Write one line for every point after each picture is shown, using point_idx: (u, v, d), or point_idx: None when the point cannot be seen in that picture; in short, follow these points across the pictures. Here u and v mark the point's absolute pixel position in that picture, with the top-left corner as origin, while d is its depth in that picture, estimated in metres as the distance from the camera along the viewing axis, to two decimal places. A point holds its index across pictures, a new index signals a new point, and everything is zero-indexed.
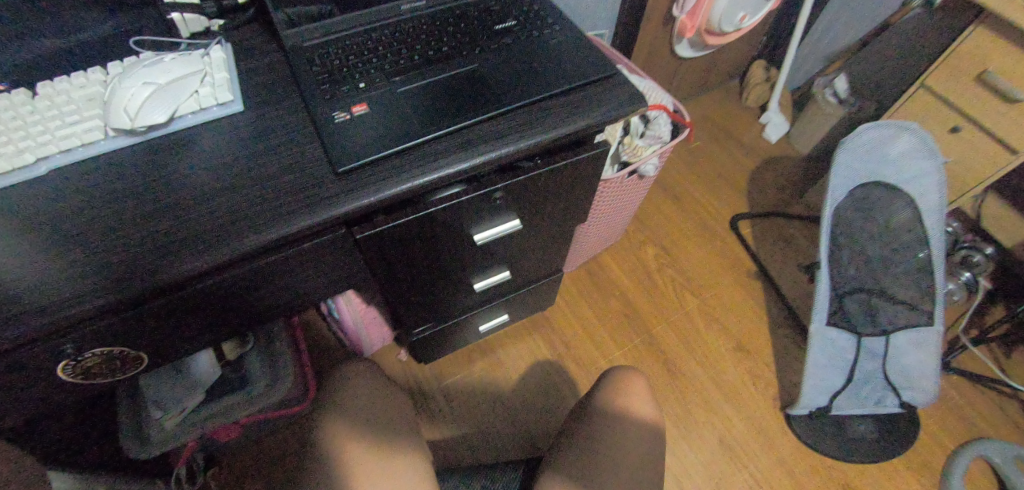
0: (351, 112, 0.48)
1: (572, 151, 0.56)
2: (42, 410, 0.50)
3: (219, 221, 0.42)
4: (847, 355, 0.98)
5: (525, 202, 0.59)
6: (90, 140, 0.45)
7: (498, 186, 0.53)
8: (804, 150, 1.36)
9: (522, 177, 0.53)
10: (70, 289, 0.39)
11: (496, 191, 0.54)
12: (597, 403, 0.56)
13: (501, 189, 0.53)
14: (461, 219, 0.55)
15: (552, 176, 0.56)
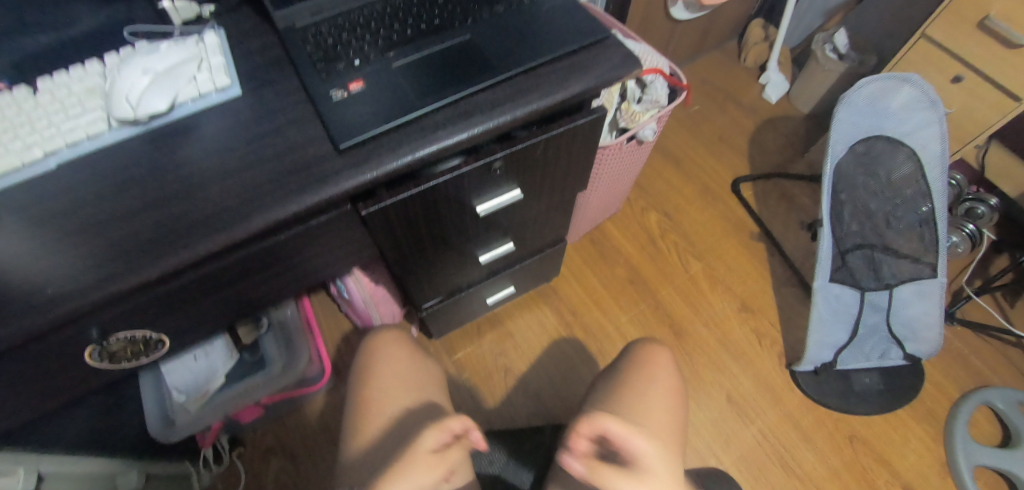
0: (348, 89, 0.48)
1: (570, 117, 0.56)
2: (74, 394, 0.52)
3: (228, 203, 0.43)
4: (852, 310, 0.99)
5: (525, 170, 0.59)
6: (95, 131, 0.46)
7: (497, 155, 0.53)
8: (805, 109, 1.35)
9: (521, 145, 0.53)
10: (92, 274, 0.41)
11: (496, 161, 0.54)
12: (623, 366, 0.70)
13: (501, 158, 0.54)
14: (464, 190, 0.56)
15: (550, 143, 0.56)
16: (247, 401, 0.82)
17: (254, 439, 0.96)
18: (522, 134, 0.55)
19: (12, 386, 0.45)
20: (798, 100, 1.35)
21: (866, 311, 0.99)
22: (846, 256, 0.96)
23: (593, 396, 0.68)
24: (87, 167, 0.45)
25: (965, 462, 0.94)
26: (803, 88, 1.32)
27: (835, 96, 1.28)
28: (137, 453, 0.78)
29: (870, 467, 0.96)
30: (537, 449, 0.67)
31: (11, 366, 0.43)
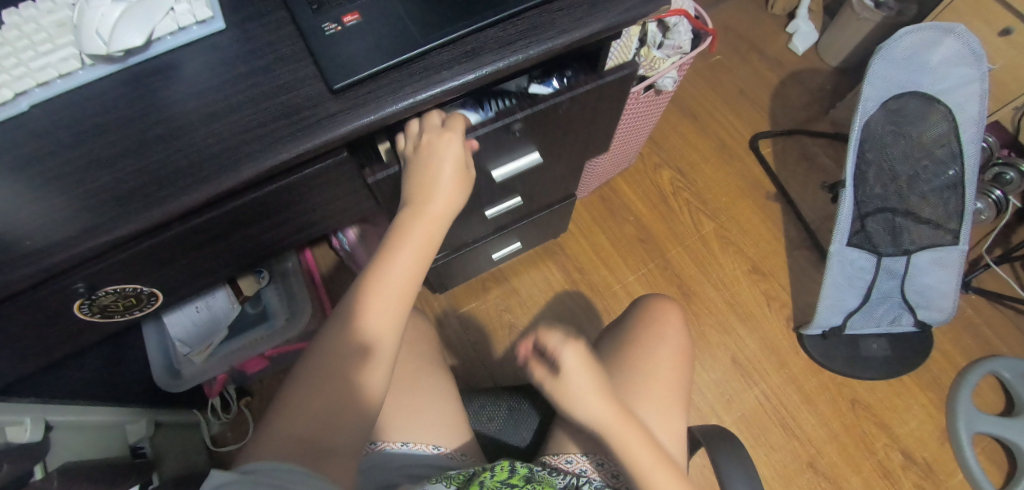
0: (342, 22, 0.44)
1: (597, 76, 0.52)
2: (70, 346, 0.51)
3: (215, 149, 0.40)
4: (867, 275, 0.96)
5: (545, 133, 0.56)
6: (68, 70, 0.41)
7: (510, 119, 0.50)
8: (833, 62, 1.26)
9: (542, 106, 0.50)
10: (74, 226, 0.38)
11: (516, 123, 0.51)
12: (633, 320, 0.67)
13: (521, 119, 0.50)
14: (480, 153, 0.53)
15: (575, 103, 0.53)
16: (251, 352, 0.82)
17: (260, 388, 0.97)
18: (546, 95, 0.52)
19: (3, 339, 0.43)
20: (827, 52, 1.26)
21: (881, 276, 0.96)
22: (865, 220, 0.93)
23: (600, 351, 0.66)
24: (62, 109, 0.41)
25: (964, 430, 0.94)
26: (834, 39, 1.23)
27: (867, 48, 1.20)
28: (144, 401, 0.79)
29: (870, 432, 0.97)
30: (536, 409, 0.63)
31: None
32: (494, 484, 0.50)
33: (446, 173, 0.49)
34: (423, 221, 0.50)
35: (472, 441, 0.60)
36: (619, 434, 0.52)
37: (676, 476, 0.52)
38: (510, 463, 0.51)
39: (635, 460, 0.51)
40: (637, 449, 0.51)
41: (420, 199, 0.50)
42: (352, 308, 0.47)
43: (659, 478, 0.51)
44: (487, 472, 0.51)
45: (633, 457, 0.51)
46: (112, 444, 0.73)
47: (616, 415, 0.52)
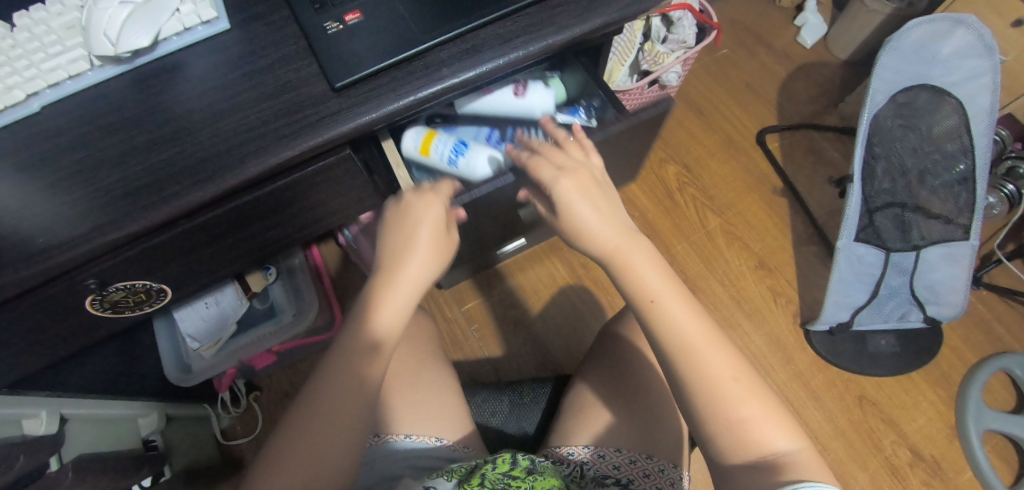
0: (344, 21, 0.44)
1: (613, 118, 0.59)
2: (82, 342, 0.52)
3: (220, 148, 0.41)
4: (874, 271, 0.95)
5: None
6: (77, 71, 0.42)
7: (496, 185, 0.57)
8: (842, 55, 1.25)
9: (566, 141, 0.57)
10: (84, 225, 0.39)
11: None
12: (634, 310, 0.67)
13: None
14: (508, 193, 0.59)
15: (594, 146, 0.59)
16: (260, 347, 0.83)
17: (270, 383, 0.98)
18: None
19: (17, 334, 0.44)
20: (836, 45, 1.24)
21: (889, 271, 0.95)
22: (873, 215, 0.92)
23: (608, 342, 0.64)
24: (72, 110, 0.42)
25: (974, 427, 0.94)
26: (843, 31, 1.21)
27: (876, 41, 1.18)
28: (157, 395, 0.80)
29: (877, 428, 0.96)
30: (539, 401, 0.64)
31: (13, 317, 0.42)
32: (495, 477, 0.48)
33: (425, 230, 0.51)
34: (408, 267, 0.51)
35: (473, 433, 0.60)
36: (616, 250, 0.49)
37: (688, 305, 0.47)
38: (511, 456, 0.50)
39: (632, 273, 0.48)
40: (644, 272, 0.48)
41: (400, 252, 0.51)
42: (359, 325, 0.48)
43: (668, 302, 0.47)
44: (489, 465, 0.50)
45: (639, 281, 0.48)
46: (124, 437, 0.75)
47: (618, 235, 0.50)
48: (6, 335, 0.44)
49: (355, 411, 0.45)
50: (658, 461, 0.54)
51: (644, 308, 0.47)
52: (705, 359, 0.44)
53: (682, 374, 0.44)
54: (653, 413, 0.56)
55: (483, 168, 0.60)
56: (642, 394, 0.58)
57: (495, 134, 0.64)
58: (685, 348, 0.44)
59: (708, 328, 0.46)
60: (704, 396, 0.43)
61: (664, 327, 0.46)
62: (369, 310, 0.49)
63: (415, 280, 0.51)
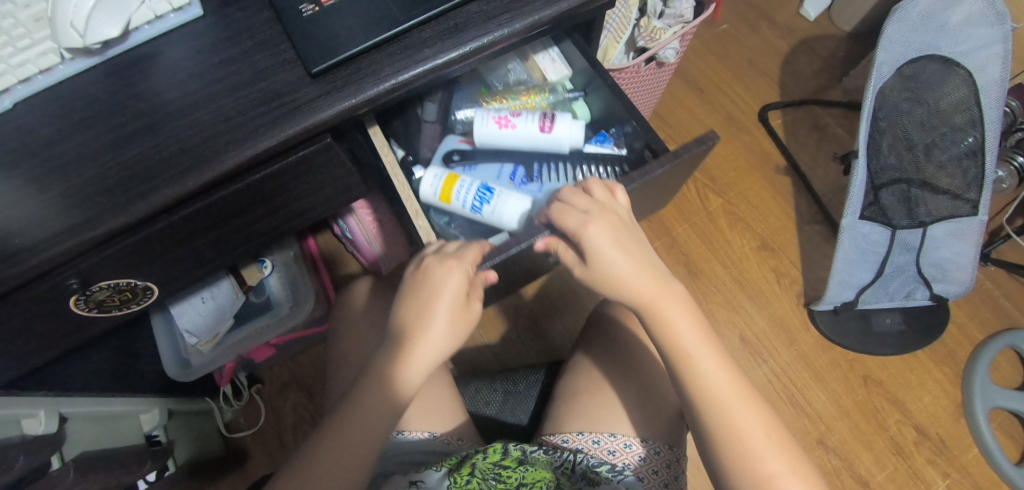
0: (320, 3, 0.43)
1: (652, 166, 0.53)
2: (71, 342, 0.51)
3: (196, 140, 0.39)
4: (880, 249, 0.93)
5: None
6: (47, 65, 0.41)
7: (518, 247, 0.52)
8: (846, 27, 1.21)
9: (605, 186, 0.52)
10: (61, 223, 0.38)
11: None
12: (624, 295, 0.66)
13: None
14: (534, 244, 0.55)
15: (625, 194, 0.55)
16: (257, 341, 0.83)
17: (271, 375, 0.98)
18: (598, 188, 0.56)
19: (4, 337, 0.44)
20: (840, 17, 1.21)
21: (895, 250, 0.93)
22: (878, 192, 0.90)
23: (597, 326, 0.64)
24: (45, 106, 0.41)
25: (981, 404, 0.93)
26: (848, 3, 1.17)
27: (881, 11, 1.15)
28: (157, 390, 0.79)
29: (882, 408, 0.95)
30: (533, 389, 0.62)
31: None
32: (486, 466, 0.50)
33: (444, 302, 0.50)
34: (428, 337, 0.50)
35: (467, 423, 0.59)
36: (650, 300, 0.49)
37: (719, 359, 0.49)
38: (502, 445, 0.51)
39: (665, 324, 0.49)
40: (678, 327, 0.49)
41: (421, 318, 0.50)
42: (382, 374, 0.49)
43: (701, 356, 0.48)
44: (479, 455, 0.51)
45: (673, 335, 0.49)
46: (126, 432, 0.75)
47: (655, 285, 0.50)
48: None
49: (363, 463, 0.46)
50: (653, 444, 0.53)
51: (675, 359, 0.48)
52: (736, 414, 0.46)
53: (710, 428, 0.46)
54: (648, 393, 0.56)
55: (509, 214, 0.60)
56: (635, 375, 0.57)
57: (520, 171, 0.66)
58: (714, 403, 0.46)
59: (737, 383, 0.48)
60: (733, 454, 0.45)
61: (697, 386, 0.47)
62: (389, 366, 0.49)
63: (435, 348, 0.50)
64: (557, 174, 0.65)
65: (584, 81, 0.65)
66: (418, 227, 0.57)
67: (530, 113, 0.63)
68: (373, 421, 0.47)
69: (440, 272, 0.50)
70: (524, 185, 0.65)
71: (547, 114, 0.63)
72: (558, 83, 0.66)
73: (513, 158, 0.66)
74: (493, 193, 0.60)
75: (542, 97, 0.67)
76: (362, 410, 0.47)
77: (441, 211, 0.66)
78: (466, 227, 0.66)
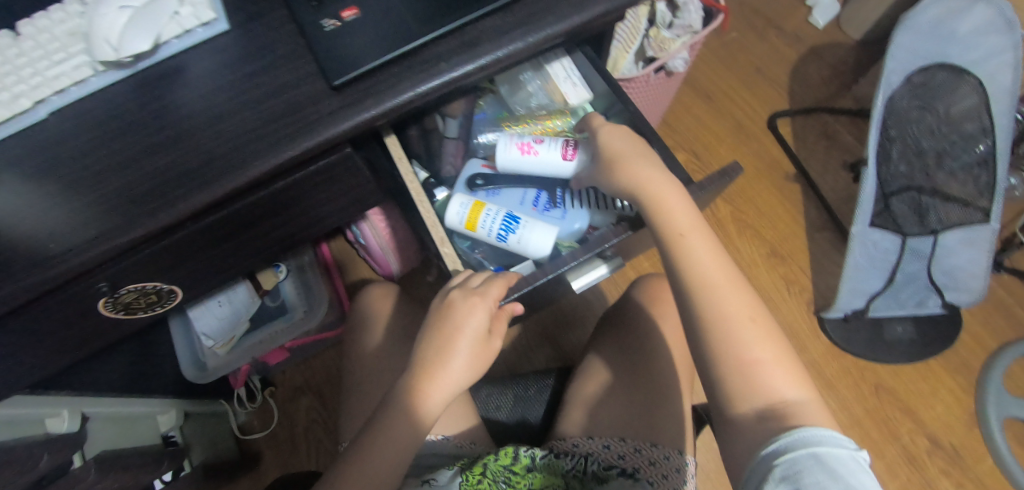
0: (341, 18, 0.44)
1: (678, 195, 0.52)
2: (98, 343, 0.53)
3: (222, 150, 0.41)
4: (890, 257, 0.93)
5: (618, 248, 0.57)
6: (81, 77, 0.43)
7: (546, 278, 0.51)
8: (856, 35, 1.22)
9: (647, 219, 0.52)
10: (94, 230, 0.40)
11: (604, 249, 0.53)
12: (632, 303, 0.66)
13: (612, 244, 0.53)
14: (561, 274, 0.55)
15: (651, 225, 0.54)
16: (272, 345, 0.85)
17: (284, 379, 0.99)
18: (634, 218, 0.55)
19: (36, 338, 0.45)
20: (850, 25, 1.21)
21: (906, 258, 0.93)
22: (889, 200, 0.90)
23: (606, 333, 0.64)
24: (78, 116, 0.43)
25: (995, 414, 0.92)
26: (857, 11, 1.17)
27: (891, 20, 1.15)
28: (175, 393, 0.81)
29: (894, 416, 0.95)
30: (543, 394, 0.63)
31: (29, 320, 0.42)
32: (497, 467, 0.52)
33: (467, 338, 0.50)
34: (450, 371, 0.50)
35: (479, 427, 0.60)
36: (664, 203, 0.48)
37: (737, 285, 0.46)
38: (514, 450, 0.53)
39: (680, 232, 0.47)
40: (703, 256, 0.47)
41: (443, 351, 0.50)
42: (405, 406, 0.49)
43: (714, 276, 0.46)
44: (491, 456, 0.53)
45: (688, 258, 0.47)
46: (144, 433, 0.76)
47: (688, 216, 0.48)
48: (27, 339, 0.45)
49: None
50: (664, 449, 0.54)
51: (693, 285, 0.46)
52: (750, 347, 0.43)
53: (721, 358, 0.44)
54: (659, 398, 0.57)
55: (536, 244, 0.58)
56: (644, 380, 0.58)
57: (543, 197, 0.64)
58: (725, 329, 0.44)
59: (754, 310, 0.45)
60: (720, 351, 0.44)
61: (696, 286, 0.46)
62: (411, 398, 0.49)
63: (458, 378, 0.50)
64: (581, 200, 0.63)
65: (605, 105, 0.63)
66: (443, 254, 0.55)
67: (554, 139, 0.60)
68: (398, 451, 0.48)
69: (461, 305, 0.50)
70: (547, 212, 0.63)
71: (570, 141, 0.60)
72: (579, 107, 0.63)
73: (537, 183, 0.64)
74: (520, 222, 0.59)
75: (563, 120, 0.65)
76: (388, 440, 0.48)
77: (463, 236, 0.64)
78: (489, 253, 0.64)
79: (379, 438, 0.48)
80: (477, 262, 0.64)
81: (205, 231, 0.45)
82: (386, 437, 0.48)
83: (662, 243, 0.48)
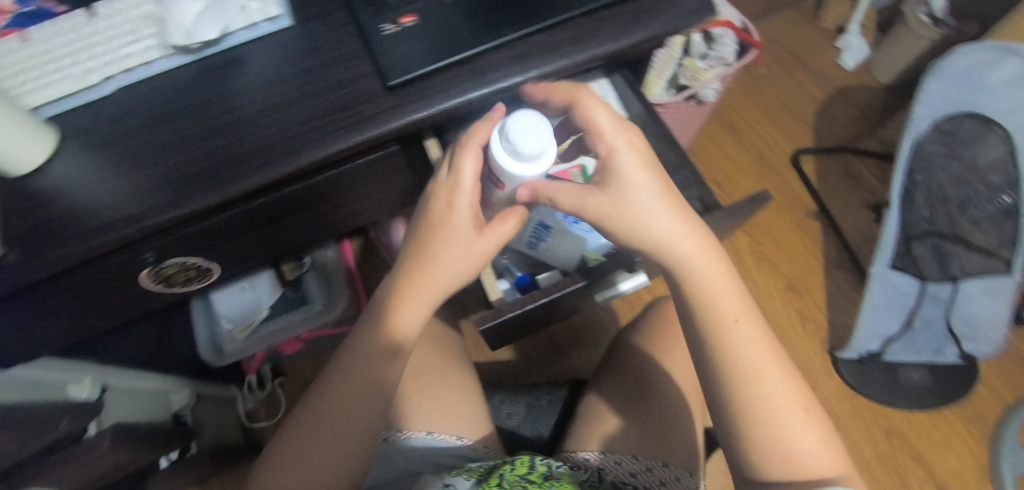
0: (400, 23, 0.46)
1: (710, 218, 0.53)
2: (132, 313, 0.55)
3: (278, 138, 0.43)
4: (909, 301, 0.94)
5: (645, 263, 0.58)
6: (149, 58, 0.45)
7: (571, 288, 0.53)
8: (884, 80, 1.23)
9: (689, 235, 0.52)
10: (149, 202, 0.41)
11: (628, 261, 0.55)
12: (646, 323, 0.67)
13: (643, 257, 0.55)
14: (585, 285, 0.56)
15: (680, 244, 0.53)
16: (288, 334, 0.86)
17: (294, 370, 1.01)
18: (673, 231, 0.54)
19: (78, 300, 0.47)
20: (878, 69, 1.23)
21: (925, 303, 0.93)
22: (911, 243, 0.90)
23: (623, 352, 0.65)
24: (142, 93, 0.45)
25: (1009, 471, 0.90)
26: (887, 56, 1.19)
27: (921, 67, 1.16)
28: (189, 373, 0.82)
29: (905, 463, 0.93)
30: (555, 405, 0.63)
31: (77, 282, 0.44)
32: (514, 478, 0.48)
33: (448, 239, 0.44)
34: (429, 286, 0.46)
35: (494, 433, 0.59)
36: (702, 282, 0.44)
37: (780, 370, 0.44)
38: (529, 458, 0.49)
39: (723, 317, 0.44)
40: (740, 330, 0.44)
41: (422, 266, 0.45)
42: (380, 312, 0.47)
43: (756, 365, 0.43)
44: (507, 465, 0.49)
45: (731, 344, 0.44)
46: (157, 410, 0.77)
47: (719, 274, 0.45)
48: (70, 300, 0.47)
49: (365, 408, 0.45)
50: (675, 470, 0.54)
51: (728, 369, 0.44)
52: (791, 439, 0.42)
53: (760, 451, 0.42)
54: (672, 418, 0.57)
55: (563, 254, 0.60)
56: (657, 400, 0.59)
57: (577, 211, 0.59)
58: (767, 422, 0.42)
59: (797, 393, 0.44)
60: (759, 430, 0.43)
61: (729, 356, 0.44)
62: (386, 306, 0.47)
63: (439, 290, 0.46)
64: None
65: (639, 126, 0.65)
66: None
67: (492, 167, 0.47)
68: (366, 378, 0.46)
69: (442, 214, 0.44)
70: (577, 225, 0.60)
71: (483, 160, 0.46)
72: None
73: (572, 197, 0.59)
74: (550, 233, 0.59)
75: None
76: (363, 376, 0.46)
77: None
78: (516, 259, 0.65)
79: (354, 373, 0.46)
80: (504, 267, 0.65)
81: (250, 212, 0.47)
82: (362, 371, 0.46)
83: (699, 325, 0.45)
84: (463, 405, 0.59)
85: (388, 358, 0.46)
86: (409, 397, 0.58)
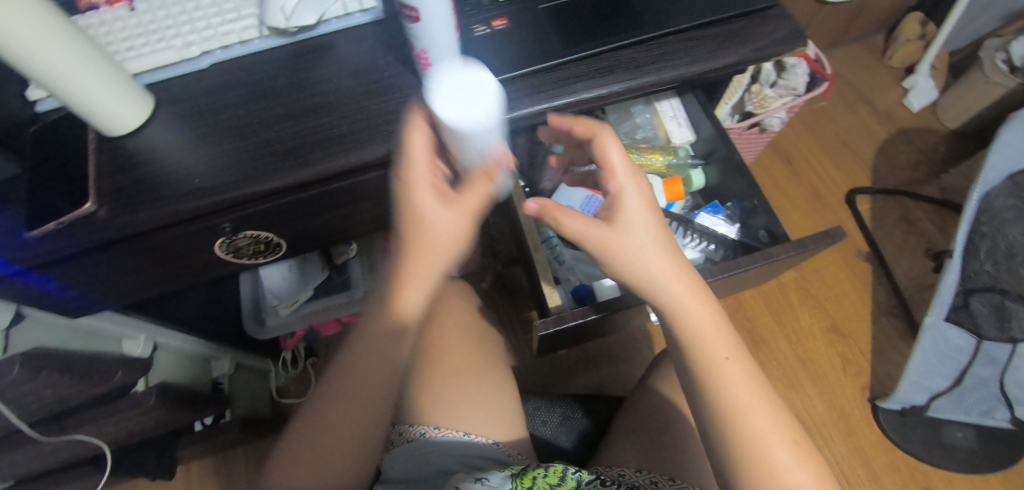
0: (491, 26, 0.48)
1: (780, 249, 0.52)
2: (200, 281, 0.57)
3: (363, 125, 0.45)
4: (961, 357, 0.89)
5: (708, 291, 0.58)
6: (248, 37, 0.48)
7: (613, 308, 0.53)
8: (951, 125, 1.18)
9: (763, 263, 0.51)
10: (235, 174, 0.43)
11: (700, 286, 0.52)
12: None
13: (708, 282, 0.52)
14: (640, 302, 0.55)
15: (746, 272, 0.53)
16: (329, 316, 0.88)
17: (327, 352, 1.03)
18: (740, 257, 0.53)
19: (152, 262, 0.49)
20: (946, 113, 1.18)
21: (978, 362, 0.88)
22: (968, 296, 0.86)
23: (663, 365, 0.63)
24: (238, 69, 0.48)
25: None
26: (957, 101, 1.15)
27: (994, 115, 1.11)
28: (234, 342, 0.85)
29: None
30: (589, 419, 0.63)
31: (155, 244, 0.46)
32: (545, 485, 0.46)
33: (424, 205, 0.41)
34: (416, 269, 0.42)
35: (526, 440, 0.58)
36: (690, 319, 0.43)
37: (774, 409, 0.42)
38: (562, 468, 0.46)
39: (711, 356, 0.43)
40: (734, 377, 0.42)
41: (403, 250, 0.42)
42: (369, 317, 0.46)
43: (750, 402, 0.41)
44: (539, 471, 0.47)
45: (722, 382, 0.42)
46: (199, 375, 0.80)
47: (713, 322, 0.43)
48: (148, 260, 0.49)
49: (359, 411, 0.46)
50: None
51: (722, 413, 0.41)
52: (786, 474, 0.39)
53: None
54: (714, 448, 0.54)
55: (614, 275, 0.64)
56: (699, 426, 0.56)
57: None
58: (764, 459, 0.40)
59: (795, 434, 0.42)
60: (754, 471, 0.40)
61: (723, 399, 0.42)
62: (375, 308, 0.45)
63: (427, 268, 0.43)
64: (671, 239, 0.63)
65: (707, 147, 0.66)
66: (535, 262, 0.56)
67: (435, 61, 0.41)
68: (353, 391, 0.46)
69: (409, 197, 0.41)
70: None
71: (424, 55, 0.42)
72: (682, 147, 0.67)
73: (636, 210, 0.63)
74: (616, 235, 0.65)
75: (665, 156, 0.67)
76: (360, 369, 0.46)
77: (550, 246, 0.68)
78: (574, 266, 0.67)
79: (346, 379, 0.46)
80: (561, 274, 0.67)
81: (325, 193, 0.48)
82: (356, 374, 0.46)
83: (691, 366, 0.44)
84: (497, 411, 0.58)
85: (392, 340, 0.46)
86: (444, 395, 0.58)
